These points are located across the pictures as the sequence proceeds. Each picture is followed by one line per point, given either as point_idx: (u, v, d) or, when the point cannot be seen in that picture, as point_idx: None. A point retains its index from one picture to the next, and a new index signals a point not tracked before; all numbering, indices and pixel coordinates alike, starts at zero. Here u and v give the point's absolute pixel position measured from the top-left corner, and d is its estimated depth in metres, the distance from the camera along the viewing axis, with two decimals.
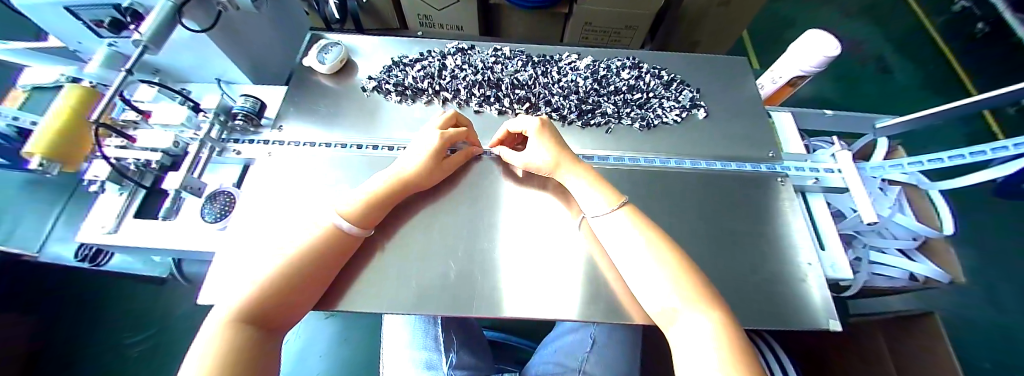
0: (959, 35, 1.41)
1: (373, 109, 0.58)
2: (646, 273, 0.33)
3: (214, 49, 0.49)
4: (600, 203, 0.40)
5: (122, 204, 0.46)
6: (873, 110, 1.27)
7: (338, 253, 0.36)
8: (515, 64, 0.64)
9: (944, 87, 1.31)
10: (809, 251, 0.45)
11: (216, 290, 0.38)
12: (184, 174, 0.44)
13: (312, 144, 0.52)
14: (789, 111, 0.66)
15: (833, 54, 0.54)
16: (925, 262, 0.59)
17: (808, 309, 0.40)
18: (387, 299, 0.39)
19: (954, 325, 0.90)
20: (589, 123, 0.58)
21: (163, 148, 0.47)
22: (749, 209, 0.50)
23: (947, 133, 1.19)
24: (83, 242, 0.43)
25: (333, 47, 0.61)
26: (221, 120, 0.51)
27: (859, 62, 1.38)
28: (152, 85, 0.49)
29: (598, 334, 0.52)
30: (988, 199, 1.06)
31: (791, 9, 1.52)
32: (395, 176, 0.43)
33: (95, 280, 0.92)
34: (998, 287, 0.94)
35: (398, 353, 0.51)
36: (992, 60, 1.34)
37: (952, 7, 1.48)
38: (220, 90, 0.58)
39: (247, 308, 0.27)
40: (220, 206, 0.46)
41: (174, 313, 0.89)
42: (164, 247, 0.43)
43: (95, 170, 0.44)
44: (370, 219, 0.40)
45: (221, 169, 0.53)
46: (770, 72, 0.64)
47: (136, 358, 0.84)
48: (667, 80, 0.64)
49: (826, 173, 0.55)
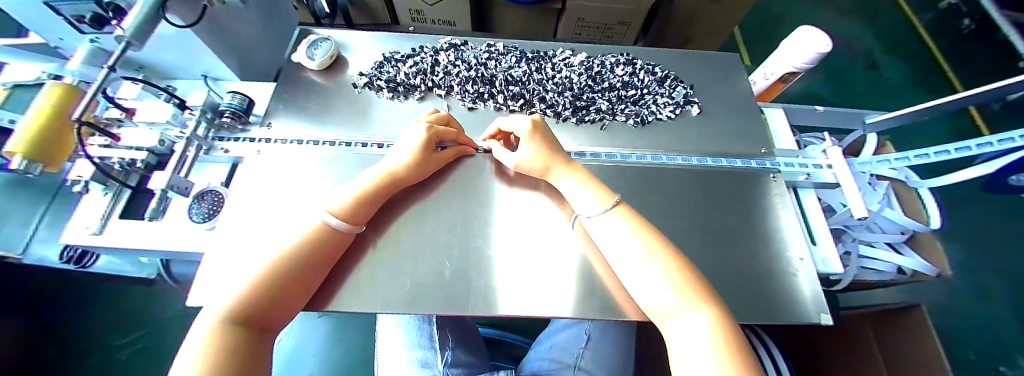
0: (947, 32, 1.44)
1: (365, 106, 0.57)
2: (642, 268, 0.33)
3: (200, 45, 0.48)
4: (593, 204, 0.39)
5: (108, 204, 0.45)
6: (863, 106, 1.29)
7: (329, 251, 0.36)
8: (509, 60, 0.64)
9: (931, 83, 1.33)
10: (801, 246, 0.46)
11: (205, 291, 0.37)
12: (170, 174, 0.43)
13: (302, 142, 0.52)
14: (781, 107, 0.66)
15: (825, 51, 0.54)
16: (912, 255, 0.60)
17: (799, 304, 0.41)
18: (382, 299, 0.38)
19: (940, 316, 0.92)
20: (583, 120, 0.57)
21: (147, 147, 0.45)
22: (740, 204, 0.50)
23: (934, 128, 1.21)
24: (67, 244, 0.42)
25: (323, 42, 0.60)
26: (207, 117, 0.50)
27: (849, 58, 1.40)
28: (136, 83, 0.48)
29: (592, 330, 0.52)
30: (974, 194, 1.09)
31: (784, 5, 1.53)
32: (386, 172, 0.43)
33: (83, 281, 0.90)
34: (982, 279, 0.97)
35: (393, 352, 0.51)
36: (978, 56, 1.37)
37: (939, 4, 1.50)
38: (206, 87, 0.57)
39: (236, 310, 0.26)
40: (208, 206, 0.45)
41: (164, 315, 0.87)
42: (151, 248, 0.42)
43: (78, 170, 0.43)
44: (360, 217, 0.39)
45: (208, 168, 0.51)
46: (762, 68, 0.64)
47: (125, 361, 0.82)
48: (661, 76, 0.64)
49: (816, 169, 0.56)
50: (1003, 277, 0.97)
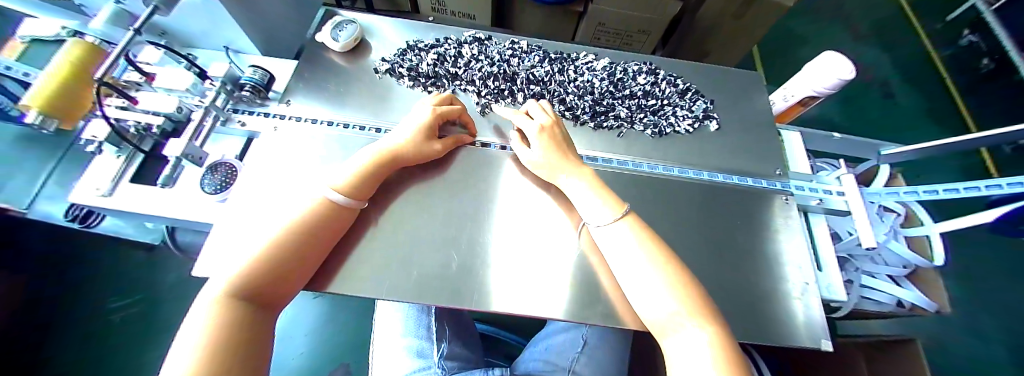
0: (964, 69, 1.43)
1: (385, 92, 0.57)
2: (647, 279, 0.33)
3: (224, 14, 0.47)
4: (604, 213, 0.39)
5: (119, 167, 0.45)
6: (874, 136, 1.28)
7: (334, 227, 0.36)
8: (531, 59, 0.63)
9: (944, 119, 1.33)
10: (808, 271, 0.46)
11: (212, 262, 0.38)
12: (186, 142, 0.43)
13: (319, 122, 0.52)
14: (798, 130, 0.66)
15: (848, 78, 0.54)
16: (913, 289, 0.60)
17: (796, 329, 0.41)
18: (387, 287, 0.38)
19: (932, 353, 0.93)
20: (601, 126, 0.57)
21: (165, 113, 0.45)
22: (748, 223, 0.50)
23: (944, 166, 1.21)
24: (76, 203, 0.42)
25: (348, 24, 0.60)
26: (227, 89, 0.50)
27: (866, 87, 1.39)
28: (158, 48, 0.48)
29: (589, 336, 0.52)
30: (978, 234, 1.08)
31: (806, 28, 1.52)
32: (384, 150, 0.42)
33: (84, 241, 0.91)
34: (980, 320, 0.97)
35: (391, 340, 0.51)
36: (993, 97, 1.36)
37: (959, 40, 1.49)
38: (227, 59, 0.56)
39: (243, 284, 0.26)
40: (220, 178, 0.45)
41: (161, 281, 0.88)
42: (160, 215, 0.42)
43: (94, 130, 0.43)
44: (361, 193, 0.39)
45: (223, 139, 0.52)
46: (783, 89, 0.64)
47: (120, 323, 0.83)
48: (682, 88, 0.64)
49: (829, 195, 0.55)
50: (999, 321, 0.97)
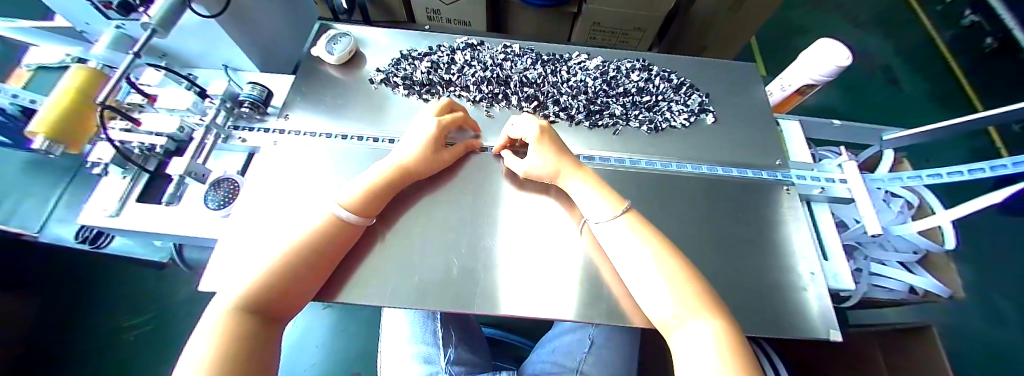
0: (967, 49, 1.41)
1: (381, 102, 0.57)
2: (648, 276, 0.33)
3: (222, 34, 0.49)
4: (603, 209, 0.39)
5: (125, 187, 0.46)
6: (878, 121, 1.27)
7: (345, 240, 0.36)
8: (524, 62, 0.64)
9: (947, 101, 1.31)
10: (812, 261, 0.45)
11: (218, 277, 0.38)
12: (189, 160, 0.44)
13: (317, 134, 0.52)
14: (797, 119, 0.65)
15: (845, 64, 0.53)
16: (926, 275, 0.58)
17: (809, 319, 0.40)
18: (389, 294, 0.38)
19: (952, 341, 0.90)
20: (595, 124, 0.58)
21: (168, 133, 0.46)
22: (752, 216, 0.49)
23: (951, 148, 1.19)
24: (85, 224, 0.43)
25: (343, 37, 0.61)
26: (226, 106, 0.51)
27: (867, 73, 1.37)
28: (158, 69, 0.49)
29: (597, 335, 0.52)
30: (992, 216, 1.06)
31: (802, 17, 1.51)
32: (396, 164, 0.43)
33: (96, 262, 0.92)
34: (999, 304, 0.94)
35: (398, 347, 0.51)
36: (998, 77, 1.34)
37: (961, 21, 1.47)
38: (226, 76, 0.57)
39: (251, 296, 0.27)
40: (223, 193, 0.46)
41: (172, 297, 0.89)
42: (166, 232, 0.43)
43: (100, 153, 0.44)
44: (370, 210, 0.39)
45: (225, 156, 0.53)
46: (780, 79, 0.63)
47: (133, 341, 0.84)
48: (676, 83, 0.64)
49: (832, 183, 0.55)
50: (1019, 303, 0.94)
